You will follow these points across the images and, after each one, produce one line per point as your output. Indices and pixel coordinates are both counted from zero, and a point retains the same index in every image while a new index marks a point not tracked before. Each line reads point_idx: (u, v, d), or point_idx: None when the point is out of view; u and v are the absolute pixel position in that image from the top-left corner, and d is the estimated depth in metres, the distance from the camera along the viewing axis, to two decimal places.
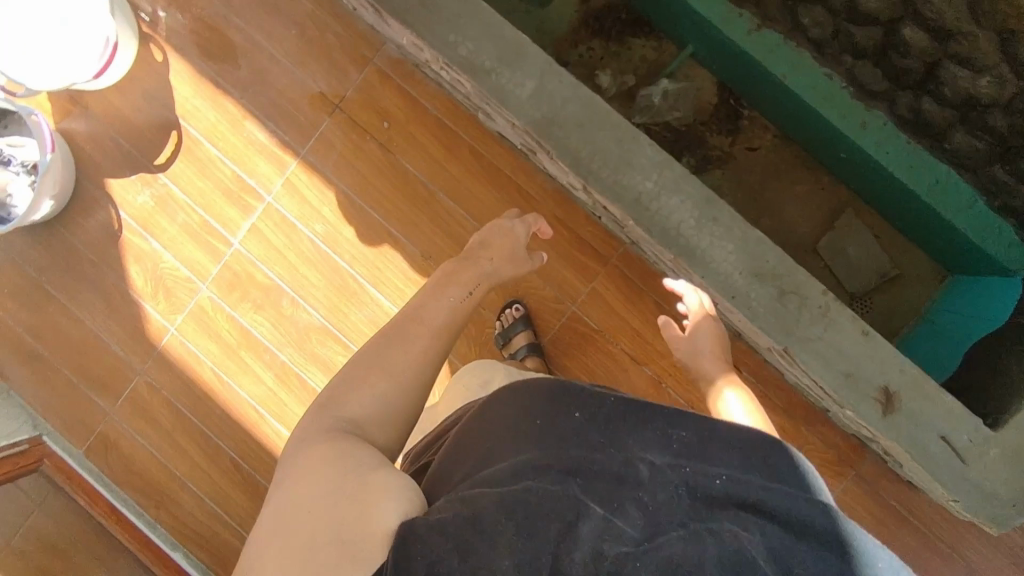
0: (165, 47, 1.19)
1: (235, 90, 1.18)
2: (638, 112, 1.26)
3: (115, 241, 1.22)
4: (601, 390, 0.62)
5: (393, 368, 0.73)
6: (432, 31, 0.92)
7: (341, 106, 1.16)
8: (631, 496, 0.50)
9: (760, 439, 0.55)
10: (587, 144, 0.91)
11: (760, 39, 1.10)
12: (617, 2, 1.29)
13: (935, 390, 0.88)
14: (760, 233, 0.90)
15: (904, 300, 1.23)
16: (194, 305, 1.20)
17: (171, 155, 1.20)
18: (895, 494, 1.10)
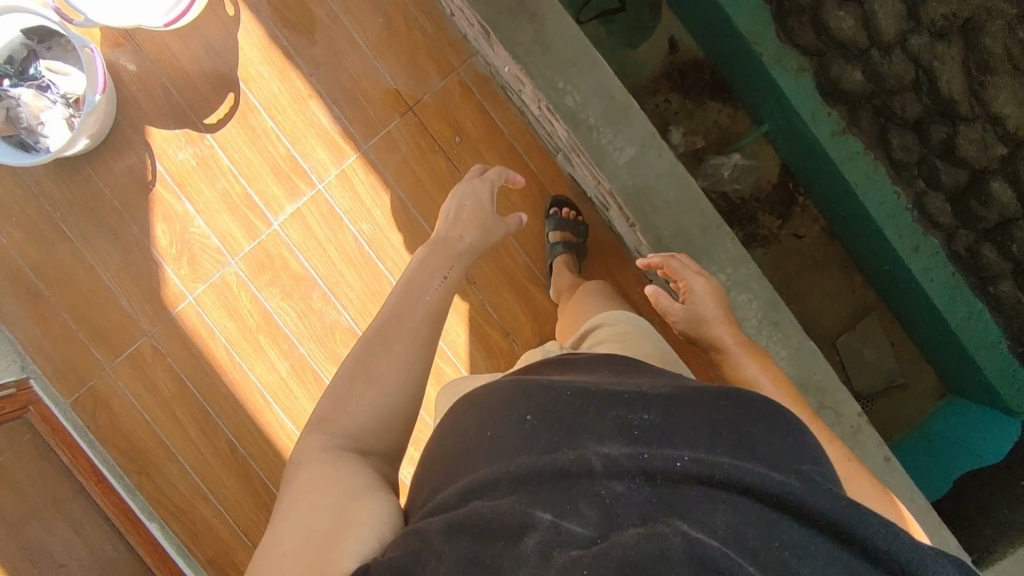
0: (239, 3, 1.11)
1: (306, 66, 1.11)
2: (702, 178, 1.25)
3: (145, 193, 1.14)
4: (579, 385, 0.54)
5: (377, 368, 0.66)
6: (544, 73, 0.89)
7: (414, 109, 1.11)
8: (584, 496, 0.43)
9: (724, 406, 0.48)
10: (672, 224, 0.90)
11: (842, 144, 1.09)
12: (705, 61, 1.27)
13: (936, 522, 0.94)
14: (814, 345, 0.93)
15: (903, 409, 1.29)
16: (218, 278, 1.15)
17: (223, 117, 1.13)
18: None
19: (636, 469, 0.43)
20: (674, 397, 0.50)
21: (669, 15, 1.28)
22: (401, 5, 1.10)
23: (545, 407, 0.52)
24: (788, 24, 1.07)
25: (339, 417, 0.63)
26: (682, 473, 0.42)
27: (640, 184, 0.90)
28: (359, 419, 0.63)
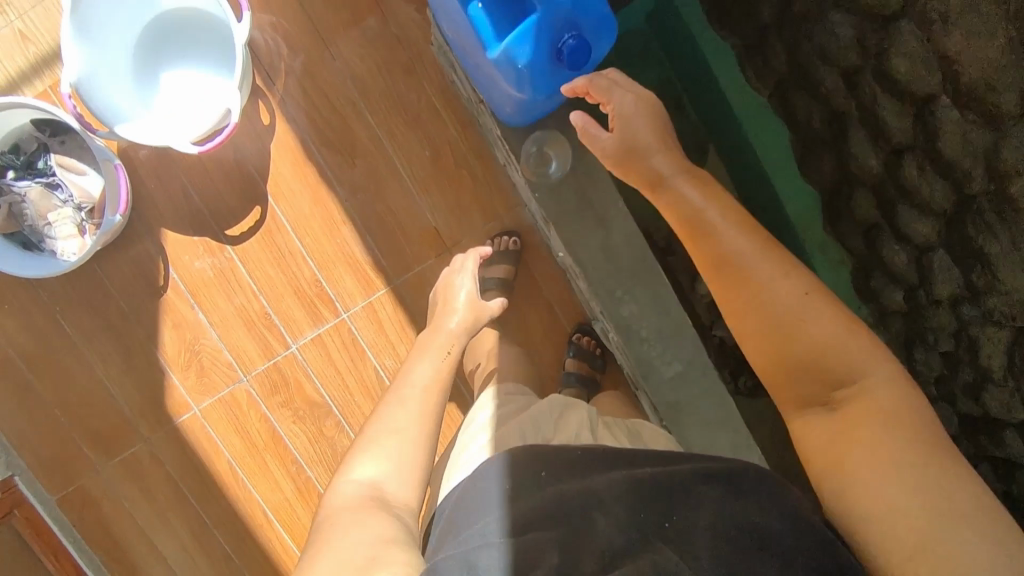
0: (276, 113, 1.03)
1: (343, 190, 1.05)
2: None
3: (154, 297, 1.07)
4: (587, 450, 0.67)
5: (388, 427, 0.71)
6: (603, 282, 0.88)
7: (452, 250, 1.09)
8: (587, 541, 0.55)
9: (707, 464, 0.60)
10: (705, 440, 0.91)
11: None
12: None
13: None
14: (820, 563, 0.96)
15: None
16: (227, 394, 1.11)
17: (246, 231, 1.05)
18: None
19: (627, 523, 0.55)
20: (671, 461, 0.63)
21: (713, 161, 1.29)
22: (450, 141, 1.05)
23: (555, 468, 0.63)
24: (839, 224, 1.08)
25: (351, 475, 0.67)
26: (672, 525, 0.54)
27: (678, 399, 0.91)
28: (371, 472, 0.67)
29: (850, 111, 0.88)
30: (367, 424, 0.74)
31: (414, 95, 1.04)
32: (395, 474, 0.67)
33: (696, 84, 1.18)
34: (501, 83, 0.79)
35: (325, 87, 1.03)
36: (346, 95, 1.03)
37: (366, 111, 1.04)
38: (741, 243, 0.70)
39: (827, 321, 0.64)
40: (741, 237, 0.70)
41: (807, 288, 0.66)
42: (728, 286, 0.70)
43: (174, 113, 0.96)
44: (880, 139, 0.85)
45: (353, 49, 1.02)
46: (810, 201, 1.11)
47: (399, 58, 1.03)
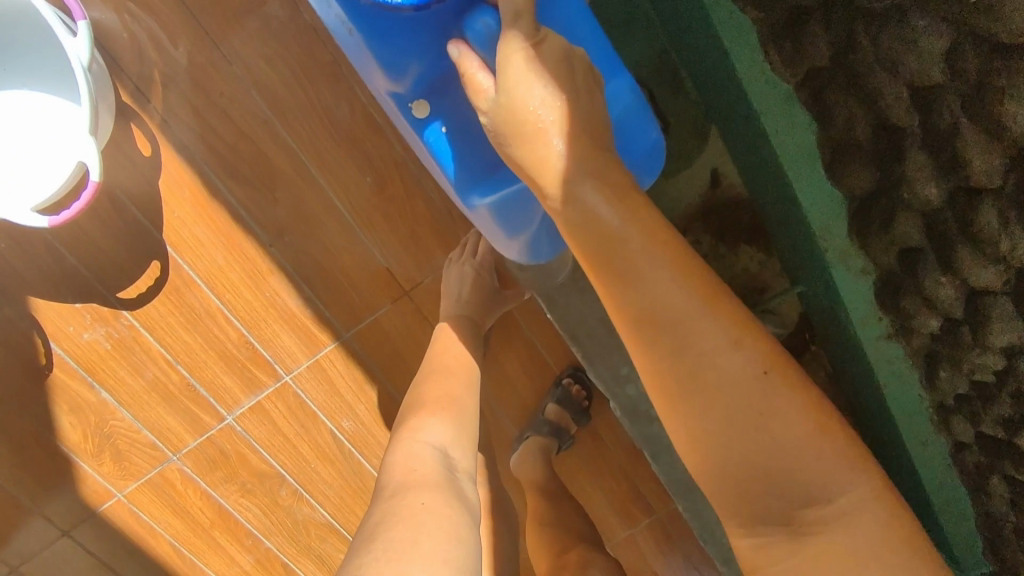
0: (161, 138, 0.78)
1: (265, 233, 0.83)
2: None
3: (38, 380, 0.84)
4: None
5: (449, 398, 0.68)
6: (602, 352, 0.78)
7: (411, 293, 0.89)
8: None
9: None
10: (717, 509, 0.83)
11: (883, 348, 1.02)
12: (746, 203, 1.14)
13: None
14: None
15: None
16: (155, 476, 0.92)
17: (145, 292, 0.82)
18: None
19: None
20: None
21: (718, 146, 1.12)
22: (396, 162, 0.83)
23: None
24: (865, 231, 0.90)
25: (420, 437, 0.63)
26: None
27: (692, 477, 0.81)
28: (441, 434, 0.64)
29: (910, 132, 0.72)
30: (419, 387, 0.70)
31: (345, 107, 0.80)
32: (460, 439, 0.65)
33: (698, 56, 0.96)
34: (490, 228, 0.65)
35: (224, 101, 0.78)
36: (253, 109, 0.79)
37: (282, 129, 0.80)
38: (675, 295, 0.45)
39: (793, 396, 0.46)
40: (673, 279, 0.46)
41: (766, 364, 0.45)
42: (659, 352, 0.46)
43: (9, 153, 0.70)
44: (947, 170, 0.70)
45: (255, 48, 0.77)
46: (834, 207, 0.92)
47: (319, 57, 0.78)
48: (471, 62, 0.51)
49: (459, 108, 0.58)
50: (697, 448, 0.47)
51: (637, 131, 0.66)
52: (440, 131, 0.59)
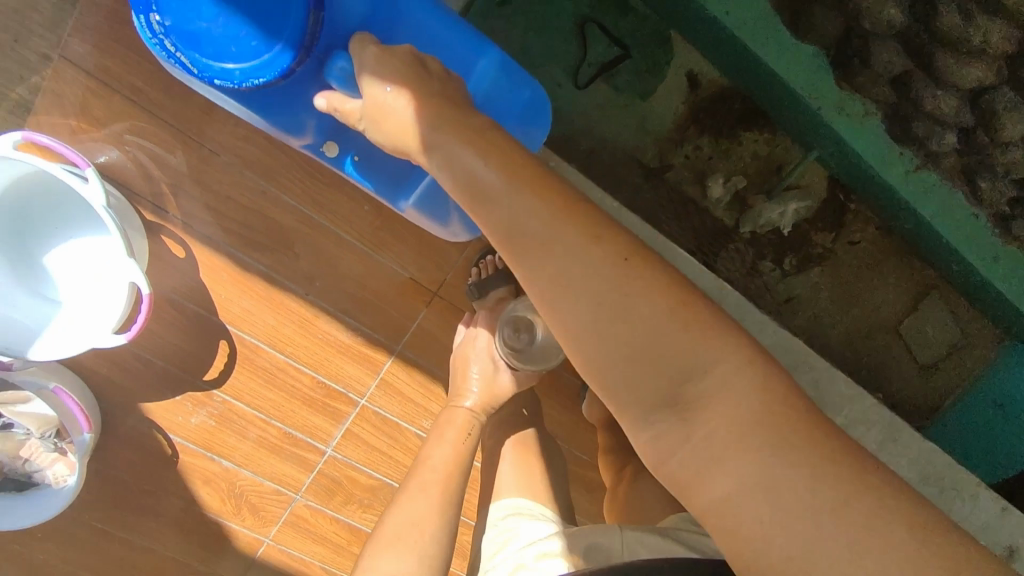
0: (188, 240, 0.90)
1: (297, 285, 0.94)
2: (744, 223, 1.20)
3: (171, 467, 0.97)
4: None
5: (414, 520, 0.72)
6: None
7: (439, 292, 0.98)
8: None
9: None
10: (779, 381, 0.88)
11: (918, 182, 0.97)
12: (730, 90, 1.16)
13: None
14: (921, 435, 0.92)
15: (962, 370, 1.26)
16: (288, 516, 1.01)
17: (223, 369, 0.95)
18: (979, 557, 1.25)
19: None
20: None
21: (689, 48, 1.14)
22: None
23: None
24: (853, 75, 0.93)
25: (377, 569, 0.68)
26: None
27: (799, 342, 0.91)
28: (399, 564, 0.68)
29: None
30: (388, 512, 0.74)
31: None
32: (422, 562, 0.69)
33: None
34: (424, 219, 0.89)
35: (227, 188, 0.89)
36: (251, 185, 0.90)
37: (282, 193, 0.91)
38: (574, 253, 0.52)
39: None
40: (568, 227, 0.53)
41: (626, 253, 0.53)
42: (580, 295, 0.52)
43: (79, 292, 0.85)
44: None
45: (230, 133, 0.88)
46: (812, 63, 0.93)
47: None
48: (338, 101, 0.71)
49: (359, 141, 0.82)
50: (590, 360, 0.53)
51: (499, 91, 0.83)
52: (353, 161, 0.83)
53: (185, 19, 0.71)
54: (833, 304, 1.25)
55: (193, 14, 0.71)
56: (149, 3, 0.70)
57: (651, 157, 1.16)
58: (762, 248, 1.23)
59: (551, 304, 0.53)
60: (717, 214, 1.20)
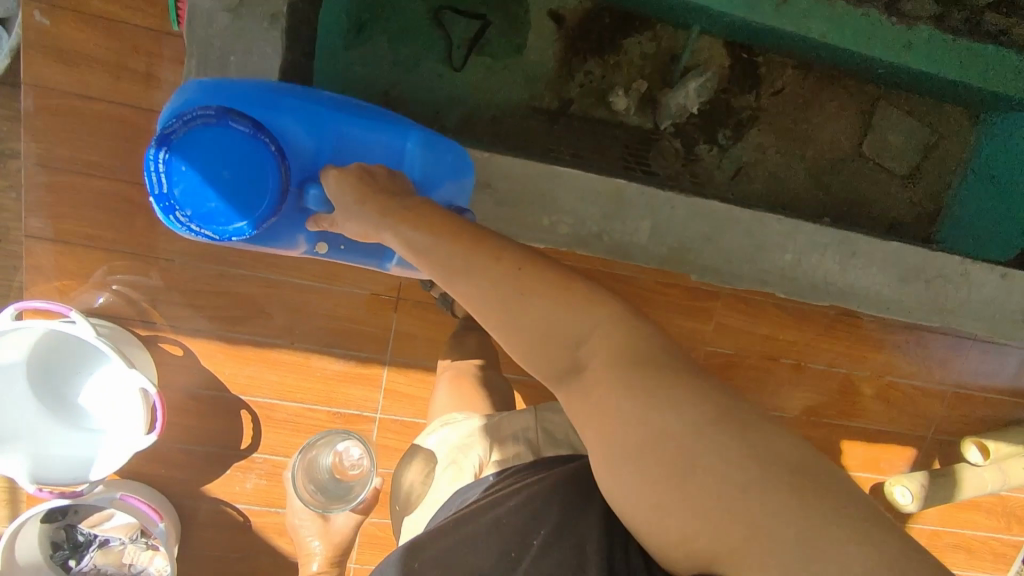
0: (180, 338, 1.03)
1: (283, 338, 1.06)
2: (664, 118, 1.28)
3: (248, 531, 1.11)
4: (537, 482, 0.70)
5: None
6: (534, 219, 0.91)
7: (402, 295, 1.07)
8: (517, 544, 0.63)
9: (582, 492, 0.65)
10: (736, 251, 0.95)
11: (791, 10, 1.09)
12: (596, 8, 1.23)
13: (989, 269, 1.05)
14: (892, 243, 0.99)
15: (944, 156, 1.43)
16: (360, 535, 1.14)
17: (254, 433, 1.08)
18: (980, 355, 1.37)
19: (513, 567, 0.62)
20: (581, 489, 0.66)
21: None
22: None
23: (502, 526, 0.65)
24: None
25: None
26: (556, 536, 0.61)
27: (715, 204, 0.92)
28: None
29: None
30: None
31: None
32: None
33: None
34: (413, 272, 0.95)
35: (191, 283, 1.02)
36: (208, 272, 1.02)
37: (235, 268, 1.02)
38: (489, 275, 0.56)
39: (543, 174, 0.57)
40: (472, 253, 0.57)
41: (520, 263, 0.57)
42: (505, 297, 0.55)
43: (111, 415, 0.99)
44: None
45: (173, 237, 0.99)
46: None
47: None
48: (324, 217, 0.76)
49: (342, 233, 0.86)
50: (530, 361, 0.56)
51: (436, 165, 0.83)
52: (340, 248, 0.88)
53: (202, 206, 0.72)
54: (782, 153, 1.38)
55: (200, 196, 0.71)
56: (169, 201, 0.71)
57: (551, 102, 1.24)
58: (690, 135, 1.31)
59: (488, 323, 0.56)
60: (634, 122, 1.28)
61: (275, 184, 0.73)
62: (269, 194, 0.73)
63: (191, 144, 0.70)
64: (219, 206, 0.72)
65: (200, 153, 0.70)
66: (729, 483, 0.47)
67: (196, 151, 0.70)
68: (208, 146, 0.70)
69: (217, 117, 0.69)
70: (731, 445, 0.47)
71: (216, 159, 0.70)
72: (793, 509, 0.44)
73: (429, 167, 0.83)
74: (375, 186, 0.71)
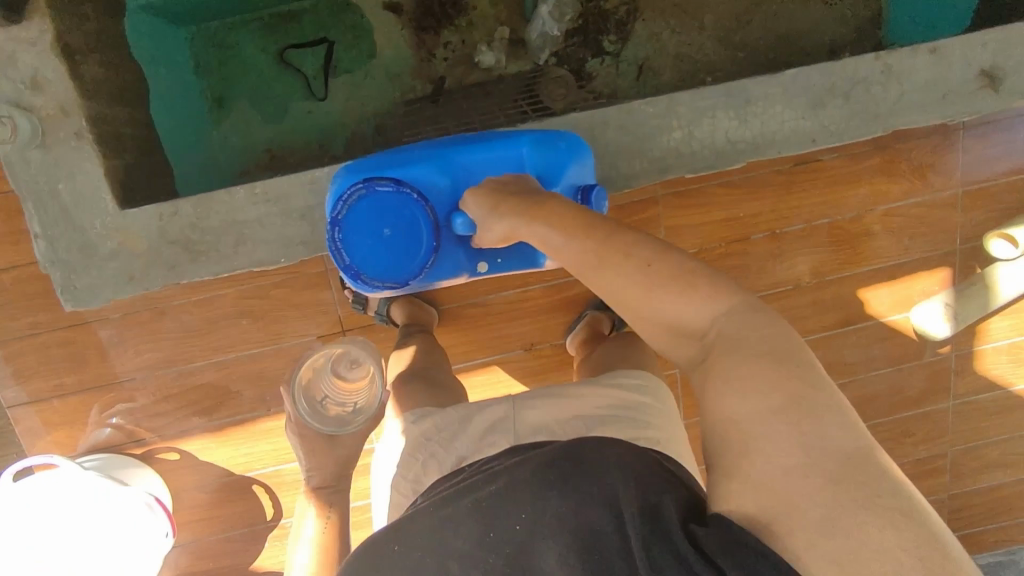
0: (171, 444, 1.11)
1: (259, 409, 1.12)
2: (540, 53, 1.22)
3: None
4: (561, 453, 0.65)
5: None
6: None
7: (346, 327, 1.10)
8: (506, 533, 0.61)
9: (612, 471, 0.61)
10: (617, 151, 0.91)
11: None
12: None
13: (919, 48, 0.93)
14: (786, 72, 0.91)
15: None
16: None
17: (274, 502, 1.16)
18: (978, 148, 1.23)
19: (495, 550, 0.61)
20: (597, 468, 0.62)
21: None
22: (238, 296, 1.06)
23: (492, 508, 0.64)
24: None
25: None
26: (548, 523, 0.59)
27: (575, 115, 0.90)
28: None
29: None
30: None
31: (186, 316, 1.06)
32: None
33: None
34: None
35: (158, 394, 1.09)
36: (168, 380, 1.08)
37: (189, 366, 1.08)
38: (620, 277, 0.61)
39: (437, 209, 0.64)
40: (586, 249, 0.65)
41: (649, 259, 0.61)
42: (636, 289, 0.61)
43: None
44: None
45: (122, 359, 1.06)
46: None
47: (145, 318, 1.05)
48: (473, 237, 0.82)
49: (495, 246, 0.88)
50: (667, 337, 0.61)
51: (550, 154, 0.84)
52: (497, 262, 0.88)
53: (378, 264, 0.83)
54: (677, 31, 1.29)
55: (374, 256, 0.83)
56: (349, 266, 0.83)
57: (423, 88, 1.21)
58: (575, 57, 1.26)
59: (636, 315, 0.62)
60: (512, 71, 1.23)
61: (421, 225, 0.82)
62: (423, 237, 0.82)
63: (354, 217, 0.81)
64: (392, 259, 0.83)
65: (363, 221, 0.81)
66: (776, 467, 0.50)
67: (361, 222, 0.82)
68: (366, 212, 0.81)
69: (365, 187, 0.80)
70: (789, 432, 0.50)
71: (377, 220, 0.81)
72: (829, 494, 0.47)
73: (548, 160, 0.84)
74: (500, 196, 0.77)
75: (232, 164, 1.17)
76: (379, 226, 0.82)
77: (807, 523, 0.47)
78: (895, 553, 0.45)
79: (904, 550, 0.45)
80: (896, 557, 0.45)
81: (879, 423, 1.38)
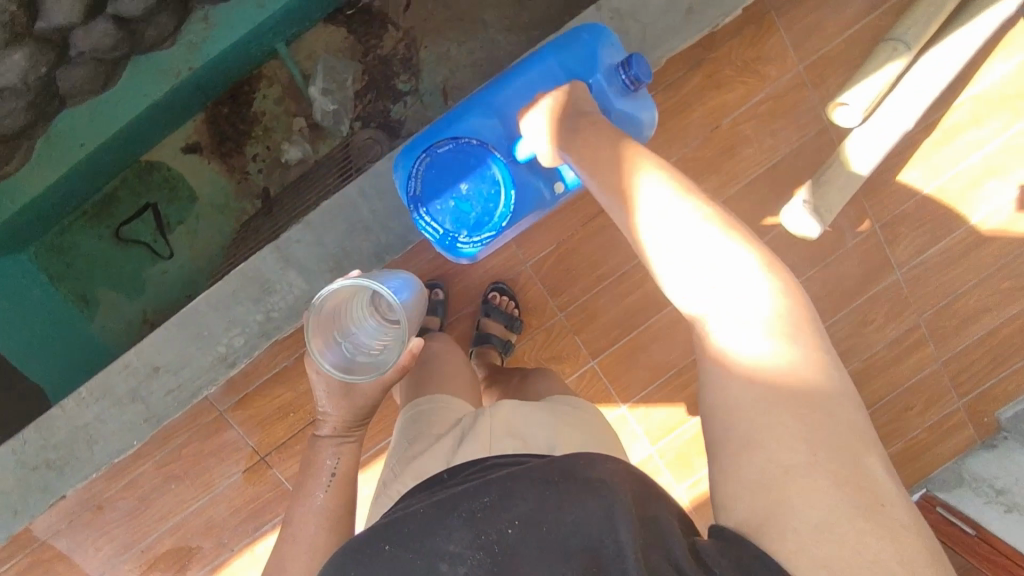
0: None
1: (224, 552, 1.18)
2: (338, 125, 1.23)
3: None
4: (553, 460, 0.61)
5: None
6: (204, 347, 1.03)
7: (262, 453, 1.15)
8: (491, 543, 0.55)
9: (611, 480, 0.58)
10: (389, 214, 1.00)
11: None
12: (207, 110, 1.21)
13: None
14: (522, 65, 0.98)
15: None
16: None
17: None
18: (791, 24, 1.16)
19: (482, 553, 0.55)
20: (595, 482, 0.57)
21: (159, 145, 1.21)
22: (156, 465, 1.13)
23: (491, 511, 0.58)
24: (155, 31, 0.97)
25: None
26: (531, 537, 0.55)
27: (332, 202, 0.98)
28: None
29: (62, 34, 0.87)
30: None
31: (122, 501, 1.13)
32: None
33: (56, 199, 1.13)
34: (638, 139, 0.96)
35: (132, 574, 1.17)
36: (134, 559, 1.16)
37: (146, 539, 1.16)
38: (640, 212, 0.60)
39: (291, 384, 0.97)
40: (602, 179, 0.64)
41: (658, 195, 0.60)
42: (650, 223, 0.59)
43: None
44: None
45: (86, 558, 1.15)
46: (161, 69, 1.05)
47: (89, 516, 1.13)
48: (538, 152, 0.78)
49: None
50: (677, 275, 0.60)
51: (577, 50, 0.90)
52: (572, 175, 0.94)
53: (466, 222, 0.91)
54: (462, 43, 1.26)
55: (461, 214, 0.91)
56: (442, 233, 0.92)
57: (250, 206, 1.23)
58: (375, 111, 1.24)
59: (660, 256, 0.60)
60: (323, 153, 1.23)
61: (487, 166, 0.88)
62: (495, 174, 0.88)
63: (430, 188, 0.90)
64: (477, 211, 0.90)
65: (440, 186, 0.89)
66: (775, 460, 0.48)
67: (438, 189, 0.90)
68: (437, 172, 0.89)
69: (428, 153, 0.89)
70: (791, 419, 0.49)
71: (447, 179, 0.89)
72: (828, 491, 0.46)
73: (577, 55, 0.90)
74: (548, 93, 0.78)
75: (115, 348, 1.22)
76: (454, 186, 0.89)
77: (805, 524, 0.46)
78: (889, 565, 0.44)
79: (896, 560, 0.44)
80: (888, 567, 0.44)
81: (834, 322, 1.32)
